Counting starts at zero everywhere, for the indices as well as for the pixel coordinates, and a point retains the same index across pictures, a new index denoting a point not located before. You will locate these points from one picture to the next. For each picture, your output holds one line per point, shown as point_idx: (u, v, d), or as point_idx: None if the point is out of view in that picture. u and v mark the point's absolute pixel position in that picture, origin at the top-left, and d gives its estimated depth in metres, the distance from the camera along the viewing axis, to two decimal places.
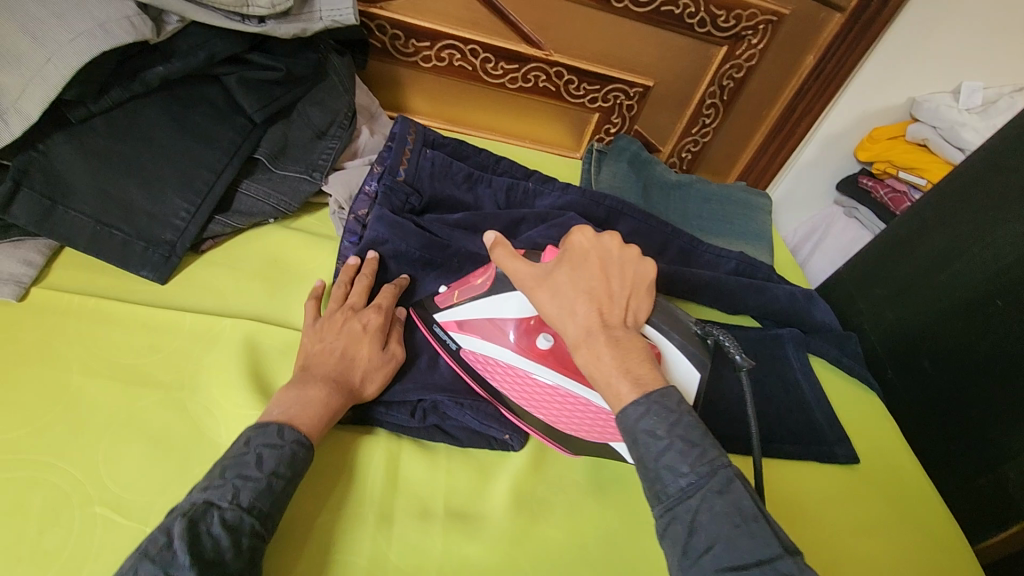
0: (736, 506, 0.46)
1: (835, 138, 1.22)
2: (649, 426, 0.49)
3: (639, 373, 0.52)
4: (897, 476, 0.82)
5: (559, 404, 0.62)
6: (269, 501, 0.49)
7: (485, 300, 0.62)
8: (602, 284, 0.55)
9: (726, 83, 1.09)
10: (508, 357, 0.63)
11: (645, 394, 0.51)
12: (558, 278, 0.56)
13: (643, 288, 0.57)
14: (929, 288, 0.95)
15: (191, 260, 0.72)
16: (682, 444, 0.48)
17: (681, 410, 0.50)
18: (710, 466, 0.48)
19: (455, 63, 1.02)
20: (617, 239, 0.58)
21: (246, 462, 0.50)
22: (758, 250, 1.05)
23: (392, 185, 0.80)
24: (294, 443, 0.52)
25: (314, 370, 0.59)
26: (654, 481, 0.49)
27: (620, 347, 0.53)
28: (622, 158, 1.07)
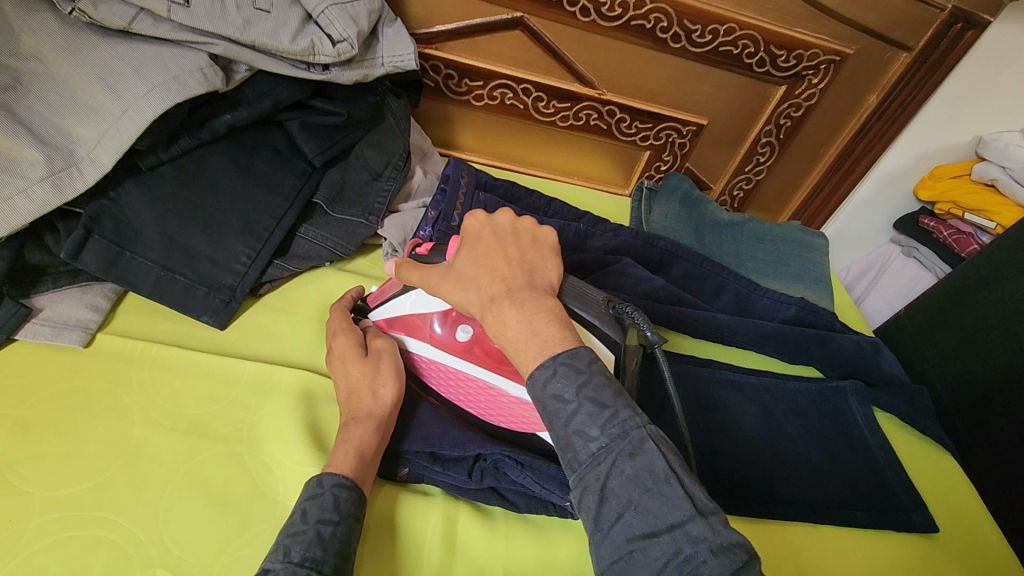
0: (644, 468, 0.42)
1: (896, 177, 1.18)
2: (557, 390, 0.45)
3: (547, 334, 0.47)
4: (977, 547, 0.77)
5: (490, 397, 0.62)
6: (321, 548, 0.48)
7: (401, 298, 0.63)
8: (499, 255, 0.51)
9: (782, 122, 1.06)
10: (432, 351, 0.63)
11: (552, 356, 0.46)
12: (459, 264, 0.53)
13: (545, 248, 0.54)
14: (1007, 341, 0.90)
15: (249, 304, 0.72)
16: (590, 405, 0.44)
17: (591, 368, 0.46)
18: (620, 428, 0.43)
19: (507, 101, 1.02)
20: (509, 212, 0.55)
21: (292, 521, 0.50)
22: (819, 295, 1.01)
23: (447, 230, 0.79)
24: (334, 487, 0.52)
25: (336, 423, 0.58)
26: (567, 449, 0.44)
27: (525, 307, 0.48)
28: (674, 197, 1.05)
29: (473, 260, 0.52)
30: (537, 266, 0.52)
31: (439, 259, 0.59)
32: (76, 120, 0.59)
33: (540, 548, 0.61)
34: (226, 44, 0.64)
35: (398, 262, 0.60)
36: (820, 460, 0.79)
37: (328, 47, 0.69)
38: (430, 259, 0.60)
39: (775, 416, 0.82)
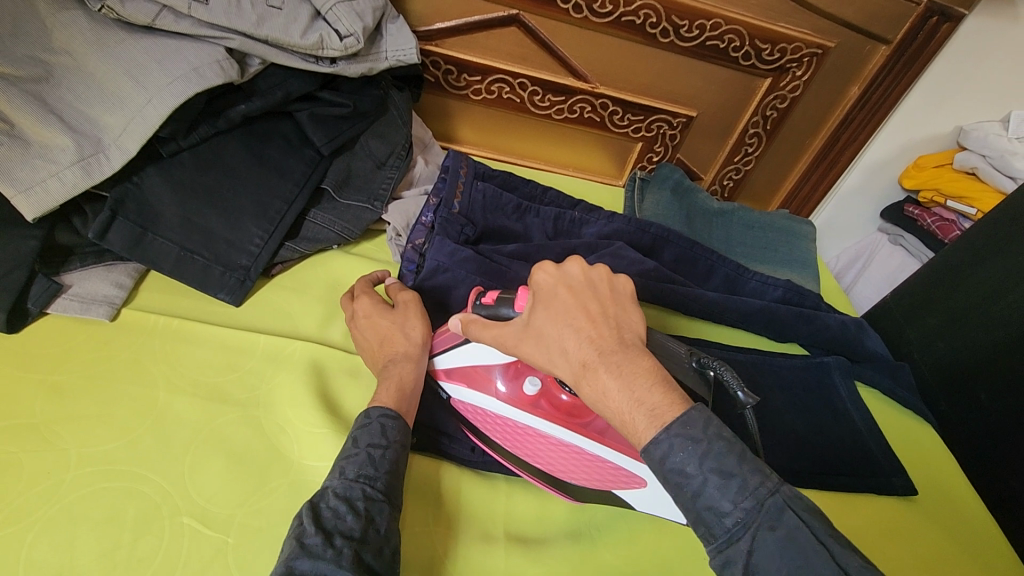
0: (791, 540, 0.43)
1: (880, 166, 1.22)
2: (680, 465, 0.47)
3: (652, 399, 0.49)
4: (955, 510, 0.81)
5: (554, 452, 0.62)
6: (373, 467, 0.53)
7: (465, 349, 0.63)
8: (580, 312, 0.52)
9: (769, 113, 1.11)
10: (500, 405, 0.63)
11: (662, 429, 0.47)
12: (538, 324, 0.53)
13: (623, 301, 0.54)
14: (985, 318, 0.94)
15: (262, 284, 0.76)
16: (717, 477, 0.46)
17: (709, 437, 0.47)
18: (755, 499, 0.45)
19: (505, 95, 1.07)
20: (580, 261, 0.55)
21: (346, 446, 0.55)
22: (805, 278, 1.05)
23: (448, 216, 0.84)
24: (381, 416, 0.57)
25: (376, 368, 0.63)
26: (700, 522, 0.47)
27: (624, 373, 0.49)
28: (665, 186, 1.09)
29: (551, 317, 0.53)
30: (621, 320, 0.53)
31: (507, 310, 0.57)
32: (103, 109, 0.63)
33: (538, 506, 0.65)
34: (241, 39, 0.69)
35: (466, 320, 0.59)
36: (806, 430, 0.83)
37: (335, 41, 0.73)
38: (499, 311, 0.58)
39: (763, 390, 0.86)
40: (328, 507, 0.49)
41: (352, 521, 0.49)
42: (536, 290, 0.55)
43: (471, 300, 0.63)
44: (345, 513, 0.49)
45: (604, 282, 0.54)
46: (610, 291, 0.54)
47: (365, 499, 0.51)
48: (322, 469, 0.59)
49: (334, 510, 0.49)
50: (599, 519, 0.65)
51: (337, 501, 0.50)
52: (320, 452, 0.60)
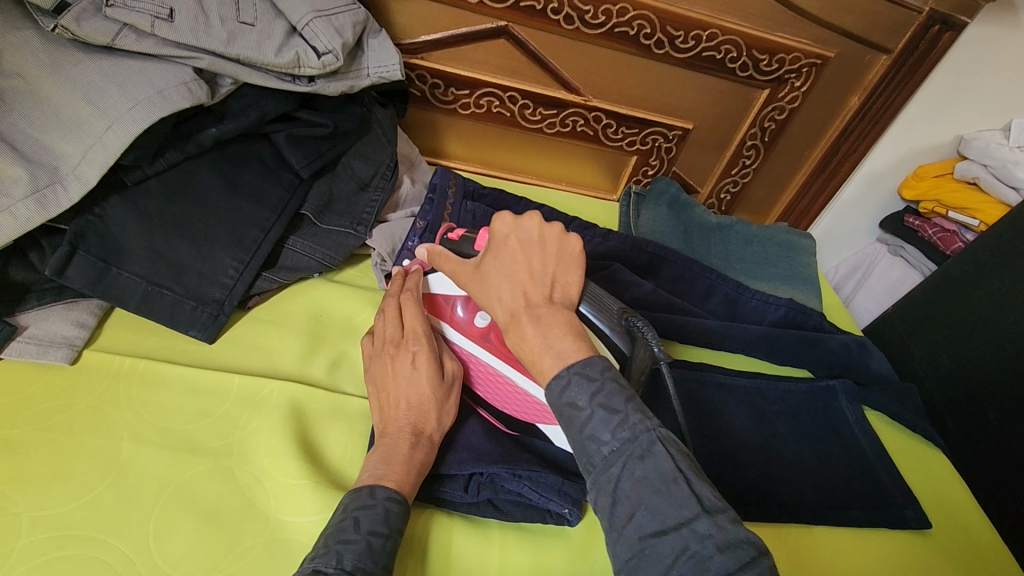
0: (657, 470, 0.43)
1: (879, 177, 1.19)
2: (573, 398, 0.48)
3: (562, 347, 0.50)
4: (970, 542, 0.77)
5: (492, 379, 0.67)
6: (371, 560, 0.49)
7: (430, 276, 0.69)
8: (523, 267, 0.54)
9: (767, 125, 1.08)
10: (449, 330, 0.68)
11: (566, 365, 0.49)
12: (485, 269, 0.57)
13: (570, 261, 0.57)
14: (992, 336, 0.92)
15: (238, 317, 0.71)
16: (603, 410, 0.46)
17: (603, 376, 0.48)
18: (632, 432, 0.45)
19: (494, 109, 1.03)
20: (539, 218, 0.57)
21: (344, 527, 0.50)
22: (807, 295, 1.02)
23: None
24: (386, 499, 0.53)
25: (391, 429, 0.58)
26: (583, 451, 0.47)
27: (541, 323, 0.51)
28: (661, 201, 1.06)
29: (496, 266, 0.56)
30: (558, 281, 0.55)
31: (468, 248, 0.63)
32: (59, 136, 0.58)
33: (534, 557, 0.61)
34: (210, 58, 0.64)
35: (430, 250, 0.63)
36: (813, 460, 0.80)
37: (313, 59, 0.69)
38: (462, 248, 0.63)
39: (767, 418, 0.82)
40: None
41: None
42: (493, 238, 0.58)
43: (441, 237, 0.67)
44: None
45: (554, 241, 0.56)
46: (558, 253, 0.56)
47: None
48: (302, 526, 0.55)
49: None
50: (600, 569, 0.61)
51: None
52: (299, 507, 0.56)
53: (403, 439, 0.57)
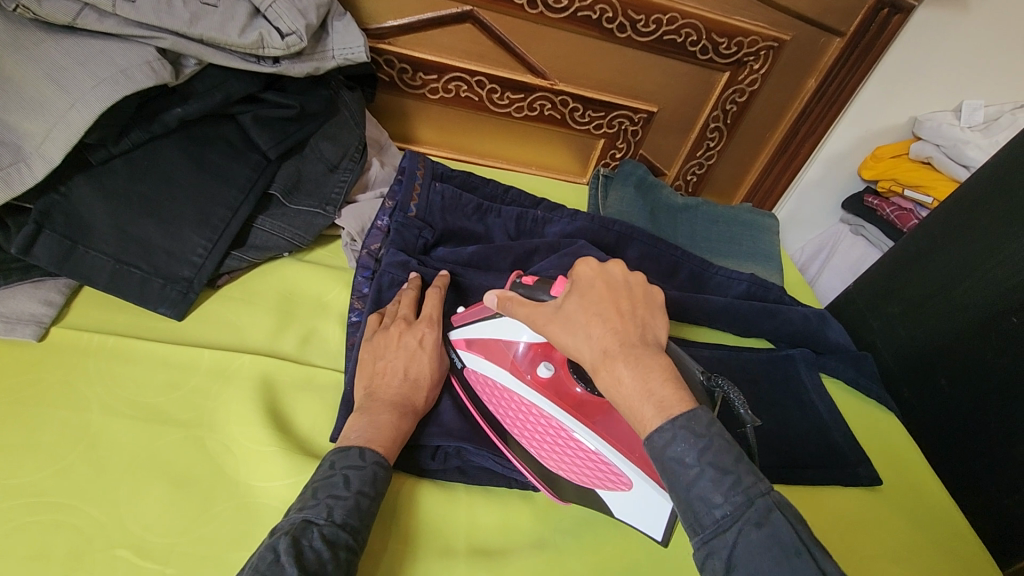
0: (775, 539, 0.44)
1: (839, 158, 1.23)
2: (678, 454, 0.48)
3: (662, 393, 0.49)
4: (921, 498, 0.81)
5: (554, 437, 0.62)
6: (358, 517, 0.52)
7: (492, 321, 0.65)
8: (612, 307, 0.54)
9: (729, 107, 1.11)
10: (509, 378, 0.64)
11: (668, 419, 0.48)
12: (568, 309, 0.55)
13: (653, 305, 0.56)
14: (943, 305, 0.96)
15: (207, 295, 0.72)
16: (714, 472, 0.47)
17: (711, 432, 0.48)
18: (746, 495, 0.46)
19: (462, 94, 1.04)
20: (622, 265, 0.58)
21: (335, 483, 0.53)
22: (769, 271, 1.05)
23: (404, 221, 0.82)
24: (375, 463, 0.55)
25: (382, 397, 0.61)
26: (690, 511, 0.48)
27: (640, 365, 0.50)
28: (628, 183, 1.08)
29: (583, 306, 0.55)
30: (648, 324, 0.55)
31: (542, 293, 0.60)
32: (22, 114, 0.59)
33: (500, 517, 0.63)
34: (173, 39, 0.65)
35: (501, 294, 0.62)
36: (772, 424, 0.83)
37: (276, 39, 0.70)
38: (534, 293, 0.60)
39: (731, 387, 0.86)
40: (310, 550, 0.48)
41: (332, 570, 0.48)
42: (574, 281, 0.57)
43: (511, 280, 0.65)
44: (327, 561, 0.47)
45: (641, 285, 0.56)
46: (640, 295, 0.56)
47: (346, 550, 0.50)
48: (272, 491, 0.56)
49: (316, 553, 0.48)
50: (563, 526, 0.63)
51: (322, 542, 0.48)
52: (268, 473, 0.57)
53: (388, 409, 0.60)
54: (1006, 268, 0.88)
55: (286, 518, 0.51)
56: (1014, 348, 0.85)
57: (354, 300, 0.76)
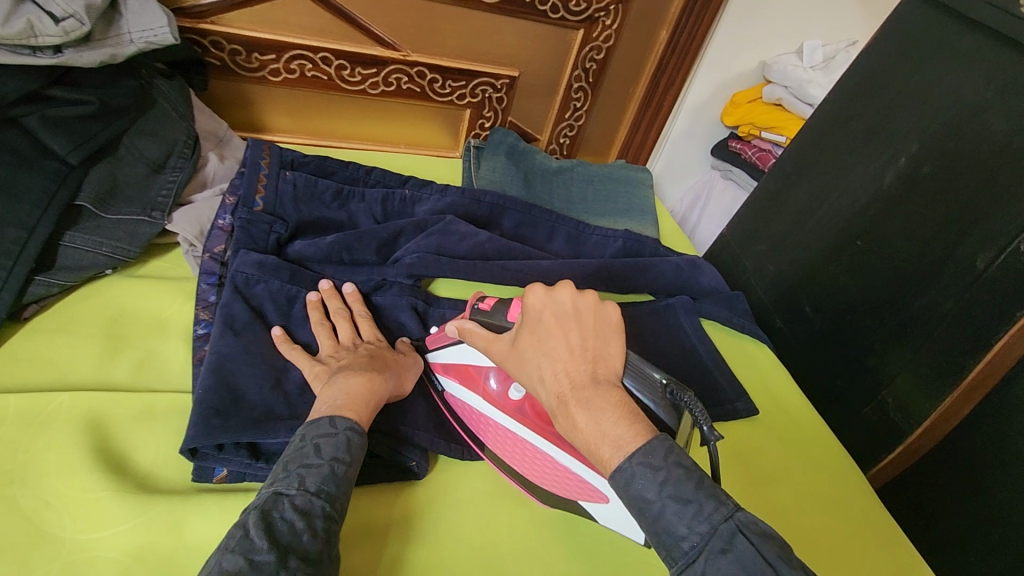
0: (739, 564, 0.44)
1: (701, 107, 1.27)
2: (641, 491, 0.48)
3: (618, 432, 0.49)
4: (793, 420, 0.87)
5: (531, 457, 0.62)
6: (335, 485, 0.51)
7: (456, 346, 0.67)
8: (563, 347, 0.53)
9: (589, 66, 1.10)
10: (482, 403, 0.65)
11: (627, 456, 0.48)
12: (521, 346, 0.56)
13: (608, 329, 0.55)
14: (801, 237, 1.04)
15: (12, 331, 0.63)
16: (676, 504, 0.47)
17: (669, 464, 0.48)
18: (709, 523, 0.46)
19: (308, 73, 0.96)
20: (571, 288, 0.56)
21: (306, 453, 0.52)
22: (644, 225, 1.07)
23: (249, 216, 0.75)
24: (347, 429, 0.54)
25: (350, 365, 0.61)
26: (661, 544, 0.48)
27: (592, 408, 0.50)
28: (500, 152, 1.06)
29: (534, 345, 0.55)
30: (601, 355, 0.53)
31: (500, 319, 0.61)
32: None
33: (378, 517, 0.61)
34: None
35: (459, 326, 0.62)
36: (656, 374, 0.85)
37: (50, 25, 0.61)
38: (493, 319, 0.61)
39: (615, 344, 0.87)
40: (283, 521, 0.47)
41: (310, 541, 0.47)
42: (525, 313, 0.57)
43: (469, 307, 0.65)
44: (303, 532, 0.47)
45: (588, 307, 0.55)
46: (596, 321, 0.55)
47: (323, 517, 0.49)
48: (105, 540, 0.50)
49: (289, 524, 0.47)
50: (444, 513, 0.63)
51: (293, 512, 0.47)
52: (99, 520, 0.51)
53: (358, 370, 0.60)
54: (848, 196, 0.97)
55: (261, 491, 0.50)
56: (862, 270, 0.94)
57: (200, 310, 0.68)
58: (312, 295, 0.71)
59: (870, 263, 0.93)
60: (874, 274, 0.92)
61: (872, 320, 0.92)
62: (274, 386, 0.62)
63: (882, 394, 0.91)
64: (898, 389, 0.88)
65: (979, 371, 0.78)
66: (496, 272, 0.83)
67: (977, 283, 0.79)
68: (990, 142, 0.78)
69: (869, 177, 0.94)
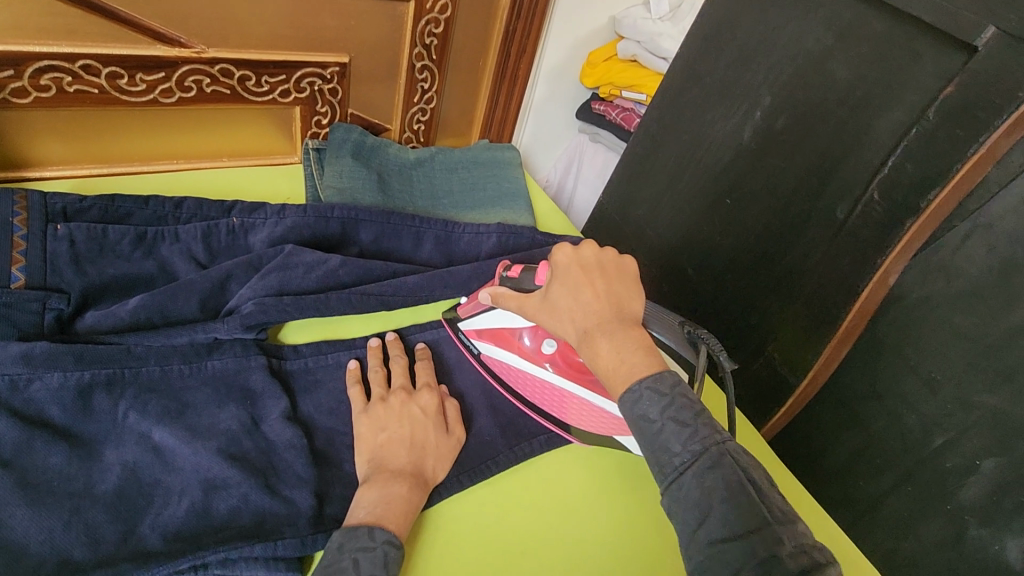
0: (725, 482, 0.45)
1: (559, 71, 1.20)
2: (644, 411, 0.50)
3: (634, 361, 0.52)
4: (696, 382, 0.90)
5: (569, 404, 0.70)
6: None
7: (493, 312, 0.73)
8: (589, 290, 0.57)
9: (429, 41, 0.98)
10: (519, 360, 0.72)
11: (638, 380, 0.51)
12: (552, 297, 0.60)
13: (630, 277, 0.60)
14: (673, 199, 1.03)
15: None
16: (675, 423, 0.49)
17: (673, 391, 0.50)
18: (703, 444, 0.47)
19: (70, 88, 0.75)
20: (594, 245, 0.61)
21: (344, 567, 0.49)
22: (518, 211, 0.99)
23: (8, 299, 0.59)
24: (386, 541, 0.52)
25: (392, 466, 0.59)
26: (653, 461, 0.49)
27: (616, 339, 0.54)
28: (344, 151, 0.92)
29: (564, 293, 0.59)
30: (625, 301, 0.57)
31: (533, 282, 0.67)
32: None
33: None
34: None
35: (493, 292, 0.70)
36: None
37: None
38: (523, 283, 0.68)
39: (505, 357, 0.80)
40: None
41: None
42: (554, 269, 0.61)
43: (500, 271, 0.73)
44: None
45: (612, 259, 0.60)
46: (617, 272, 0.59)
47: None
48: None
49: None
50: None
51: None
52: None
53: (400, 477, 0.58)
54: (712, 153, 0.95)
55: None
56: (733, 227, 0.93)
57: None
58: (354, 363, 0.69)
59: (740, 220, 0.92)
60: (745, 231, 0.92)
61: (753, 277, 0.92)
62: (70, 522, 0.49)
63: (768, 349, 0.92)
64: (782, 341, 0.89)
65: (850, 320, 0.80)
66: (357, 301, 0.72)
67: (839, 231, 0.80)
68: (834, 89, 0.79)
69: (728, 133, 0.92)
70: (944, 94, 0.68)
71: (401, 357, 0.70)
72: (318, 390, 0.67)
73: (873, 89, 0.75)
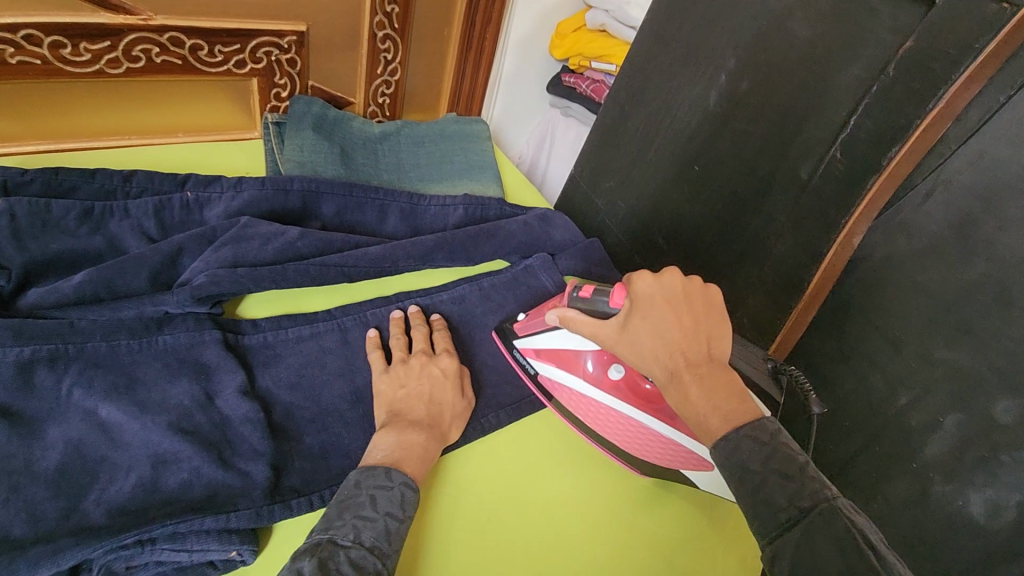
0: (832, 539, 0.42)
1: (528, 42, 1.18)
2: (742, 461, 0.48)
3: (728, 408, 0.51)
4: None
5: (634, 433, 0.68)
6: (387, 543, 0.50)
7: (556, 333, 0.70)
8: (675, 326, 0.55)
9: (390, 9, 0.95)
10: (583, 384, 0.70)
11: (735, 430, 0.50)
12: (632, 328, 0.58)
13: (717, 308, 0.57)
14: (642, 168, 1.02)
15: None
16: (777, 475, 0.46)
17: (775, 441, 0.48)
18: (811, 500, 0.45)
19: (10, 60, 0.72)
20: (678, 272, 0.59)
21: (361, 503, 0.52)
22: (486, 184, 0.97)
23: None
24: (402, 483, 0.54)
25: (409, 416, 0.61)
26: (754, 515, 0.46)
27: (708, 385, 0.52)
28: (305, 124, 0.89)
29: (647, 327, 0.57)
30: (713, 339, 0.55)
31: (605, 305, 0.64)
32: None
33: None
34: None
35: (562, 313, 0.67)
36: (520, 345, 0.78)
37: None
38: (595, 306, 0.64)
39: (472, 326, 0.78)
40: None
41: None
42: (634, 297, 0.60)
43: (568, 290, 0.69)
44: None
45: (697, 286, 0.57)
46: (704, 304, 0.57)
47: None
48: None
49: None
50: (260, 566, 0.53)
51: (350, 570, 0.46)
52: None
53: (417, 426, 0.60)
54: (680, 119, 0.94)
55: (310, 536, 0.49)
56: (702, 195, 0.93)
57: None
58: (371, 329, 0.71)
59: (708, 188, 0.92)
60: (713, 197, 0.91)
61: (721, 243, 0.91)
62: (8, 499, 0.49)
63: (737, 316, 0.92)
64: (751, 307, 0.89)
65: (817, 281, 0.80)
66: (316, 274, 0.70)
67: (804, 194, 0.80)
68: (797, 49, 0.78)
69: (695, 99, 0.91)
70: (903, 49, 0.67)
71: (423, 323, 0.72)
72: (277, 364, 0.65)
73: (835, 48, 0.74)
